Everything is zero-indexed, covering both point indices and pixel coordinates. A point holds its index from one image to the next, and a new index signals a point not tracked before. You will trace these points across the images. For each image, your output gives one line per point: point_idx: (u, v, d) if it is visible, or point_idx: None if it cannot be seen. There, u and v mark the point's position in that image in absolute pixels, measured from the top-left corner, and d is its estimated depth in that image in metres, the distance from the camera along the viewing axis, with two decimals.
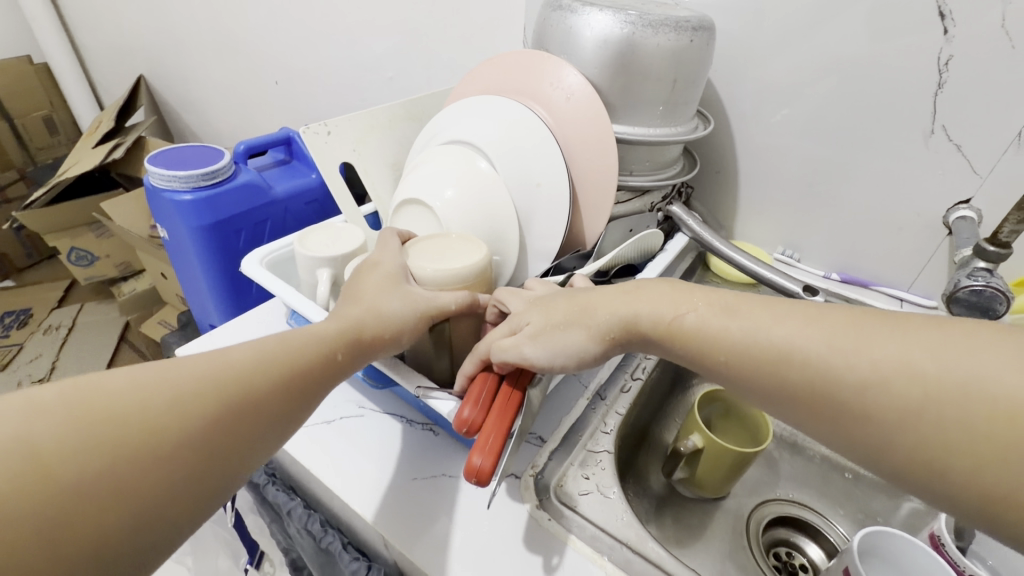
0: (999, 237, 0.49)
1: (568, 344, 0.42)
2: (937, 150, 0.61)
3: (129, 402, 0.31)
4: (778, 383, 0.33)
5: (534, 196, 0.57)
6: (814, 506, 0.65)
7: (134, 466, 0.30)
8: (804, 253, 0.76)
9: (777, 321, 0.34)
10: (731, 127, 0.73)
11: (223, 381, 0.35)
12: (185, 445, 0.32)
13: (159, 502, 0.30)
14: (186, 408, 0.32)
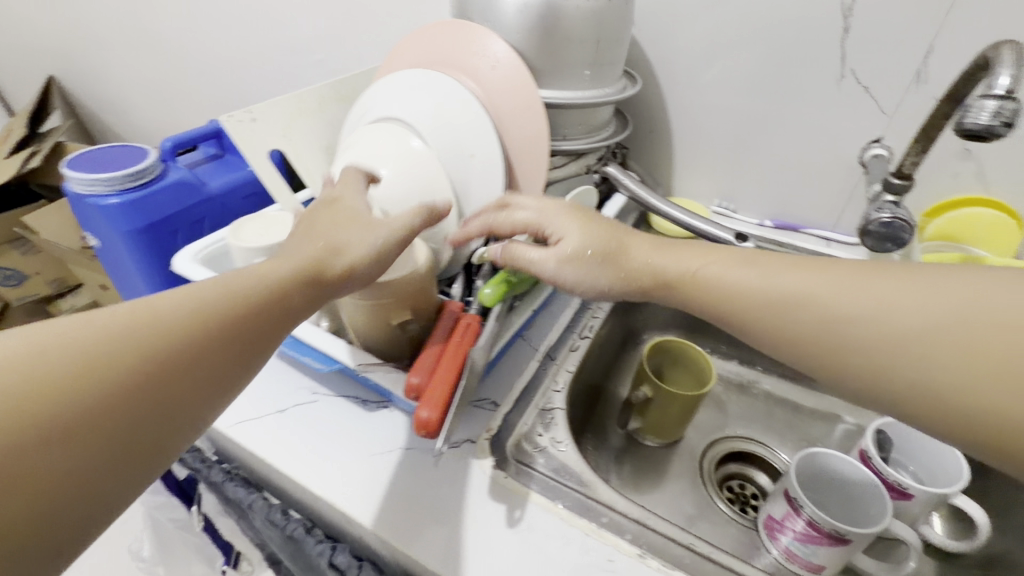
0: (901, 169, 0.53)
1: (588, 275, 0.45)
2: (849, 94, 0.64)
3: (6, 384, 0.26)
4: (790, 330, 0.37)
5: (468, 171, 0.57)
6: (761, 439, 0.70)
7: (22, 455, 0.26)
8: (739, 203, 0.79)
9: (794, 271, 0.39)
10: (660, 86, 0.74)
11: (122, 348, 0.30)
12: (90, 425, 0.28)
13: (68, 490, 0.27)
14: (79, 381, 0.28)
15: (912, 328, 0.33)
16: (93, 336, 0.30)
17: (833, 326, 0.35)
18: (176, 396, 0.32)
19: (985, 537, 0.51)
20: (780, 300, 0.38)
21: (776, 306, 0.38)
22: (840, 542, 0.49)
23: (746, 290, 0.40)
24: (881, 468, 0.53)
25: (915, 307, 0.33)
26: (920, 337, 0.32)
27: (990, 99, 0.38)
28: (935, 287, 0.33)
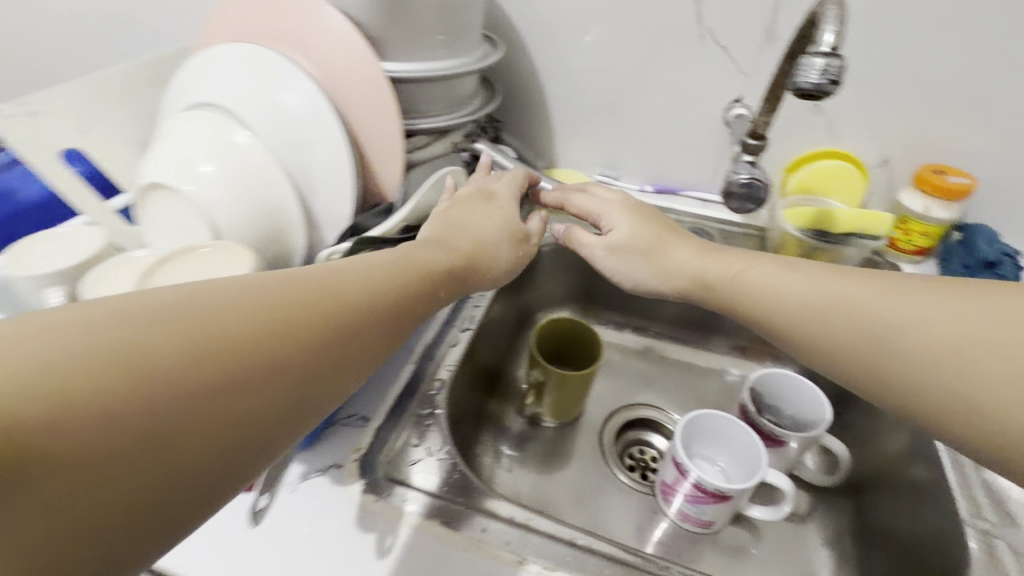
0: (756, 130, 0.53)
1: (633, 270, 0.49)
2: (708, 53, 0.64)
3: (90, 359, 0.21)
4: (821, 334, 0.39)
5: (308, 162, 0.50)
6: (657, 403, 0.71)
7: (123, 446, 0.21)
8: (621, 171, 0.78)
9: (824, 277, 0.41)
10: (529, 51, 0.70)
11: (288, 326, 0.28)
12: (234, 413, 0.24)
13: (149, 496, 0.22)
14: (133, 377, 0.22)
15: (931, 342, 0.34)
16: (280, 309, 0.28)
17: (864, 332, 0.37)
18: (314, 398, 0.28)
19: (847, 468, 0.56)
20: (813, 306, 0.40)
21: (795, 314, 0.41)
22: (722, 499, 0.51)
23: (774, 295, 0.43)
24: (759, 421, 0.56)
25: (929, 320, 0.34)
26: (931, 351, 0.34)
27: (818, 58, 0.38)
28: (955, 299, 0.34)
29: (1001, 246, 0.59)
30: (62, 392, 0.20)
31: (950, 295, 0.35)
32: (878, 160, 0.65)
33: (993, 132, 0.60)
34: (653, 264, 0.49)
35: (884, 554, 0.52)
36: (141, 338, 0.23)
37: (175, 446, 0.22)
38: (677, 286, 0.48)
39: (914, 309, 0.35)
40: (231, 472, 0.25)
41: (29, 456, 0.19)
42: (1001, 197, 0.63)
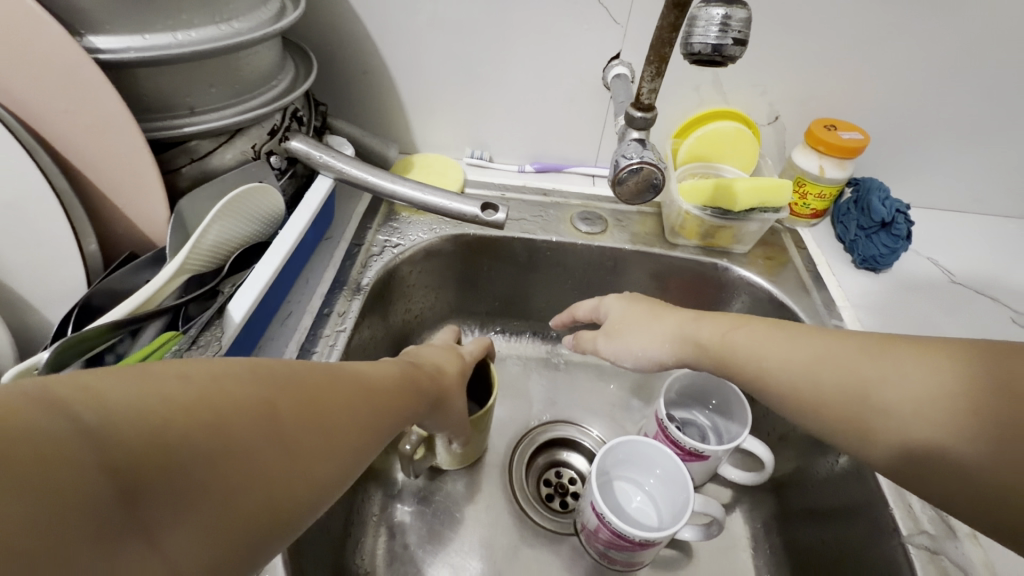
0: (642, 100, 0.43)
1: (631, 345, 0.43)
2: (576, 1, 0.52)
3: (263, 410, 0.22)
4: (818, 407, 0.33)
5: None
6: (569, 417, 0.61)
7: (254, 503, 0.20)
8: (494, 150, 0.65)
9: (806, 337, 0.35)
10: (351, 5, 0.53)
11: (379, 395, 0.29)
12: (328, 481, 0.24)
13: (254, 561, 0.20)
14: (286, 429, 0.22)
15: (914, 401, 0.30)
16: (363, 380, 0.28)
17: (851, 395, 0.32)
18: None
19: (771, 469, 0.51)
20: (800, 370, 0.34)
21: (785, 381, 0.35)
22: (650, 546, 0.44)
23: (757, 359, 0.36)
24: (677, 435, 0.49)
25: (914, 381, 0.30)
26: (923, 417, 0.29)
27: (716, 7, 0.28)
28: (942, 362, 0.30)
29: (893, 201, 0.56)
30: (226, 434, 0.20)
31: (941, 355, 0.30)
32: (769, 119, 0.59)
33: (879, 80, 0.55)
34: (655, 332, 0.42)
35: (818, 556, 0.46)
36: (276, 390, 0.23)
37: (286, 511, 0.22)
38: (678, 354, 0.40)
39: (898, 369, 0.31)
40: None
41: (195, 497, 0.18)
42: (886, 148, 0.60)
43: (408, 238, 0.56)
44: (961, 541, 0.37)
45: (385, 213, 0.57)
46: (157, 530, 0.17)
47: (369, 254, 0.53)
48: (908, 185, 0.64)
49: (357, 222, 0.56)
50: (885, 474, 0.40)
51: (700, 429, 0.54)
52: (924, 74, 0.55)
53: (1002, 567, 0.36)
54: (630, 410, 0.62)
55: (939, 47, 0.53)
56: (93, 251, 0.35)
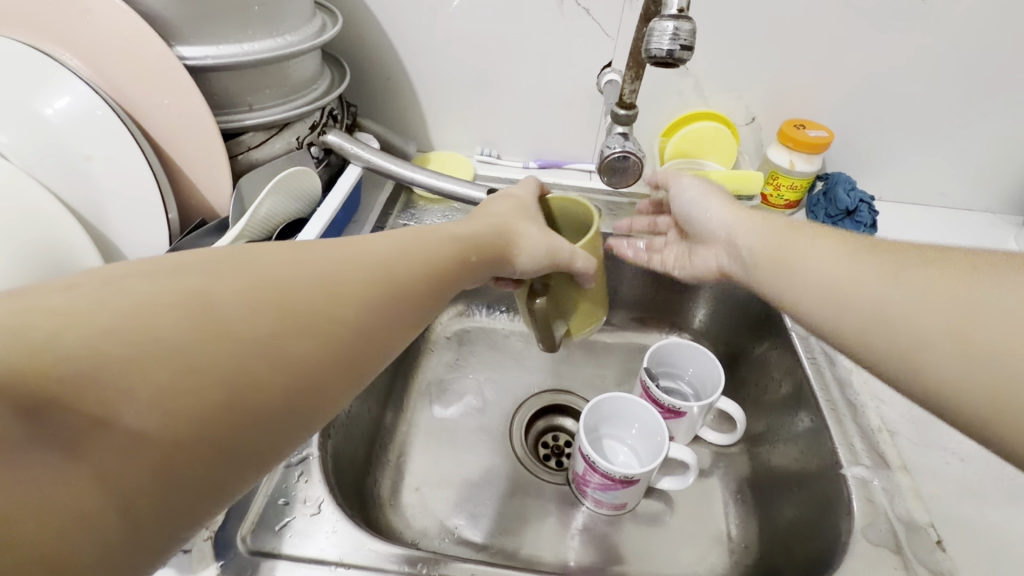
0: (624, 99, 0.50)
1: (709, 207, 0.47)
2: (572, 18, 0.60)
3: (175, 310, 0.23)
4: (809, 280, 0.37)
5: (91, 182, 0.42)
6: (565, 386, 0.68)
7: (197, 389, 0.22)
8: (502, 148, 0.73)
9: (830, 238, 0.38)
10: (378, 22, 0.62)
11: (331, 285, 0.28)
12: (290, 356, 0.25)
13: (222, 435, 0.23)
14: (205, 327, 0.23)
15: (917, 303, 0.31)
16: (326, 260, 0.28)
17: (856, 303, 0.34)
18: (366, 352, 0.28)
19: (744, 428, 0.57)
20: (813, 254, 0.37)
21: (809, 281, 0.37)
22: (630, 484, 0.50)
23: (804, 265, 0.37)
24: (658, 394, 0.55)
25: (926, 296, 0.31)
26: (926, 326, 0.30)
27: (668, 21, 0.35)
28: (969, 269, 0.31)
29: (858, 193, 0.63)
30: (146, 339, 0.22)
31: (982, 274, 0.30)
32: (747, 120, 0.66)
33: (843, 84, 0.62)
34: (727, 219, 0.45)
35: (781, 500, 0.52)
36: (200, 287, 0.24)
37: (241, 394, 0.23)
38: (732, 224, 0.45)
39: (913, 281, 0.32)
40: (283, 432, 0.25)
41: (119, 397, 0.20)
42: (854, 146, 0.67)
43: (423, 222, 0.64)
44: (893, 472, 0.44)
45: (404, 201, 0.66)
46: (88, 430, 0.20)
47: None
48: (877, 180, 0.70)
49: (379, 209, 0.64)
50: (835, 421, 0.48)
51: (682, 396, 0.60)
52: (883, 80, 0.61)
53: (928, 494, 0.43)
54: (620, 382, 0.68)
55: (894, 55, 0.60)
56: (174, 219, 0.43)
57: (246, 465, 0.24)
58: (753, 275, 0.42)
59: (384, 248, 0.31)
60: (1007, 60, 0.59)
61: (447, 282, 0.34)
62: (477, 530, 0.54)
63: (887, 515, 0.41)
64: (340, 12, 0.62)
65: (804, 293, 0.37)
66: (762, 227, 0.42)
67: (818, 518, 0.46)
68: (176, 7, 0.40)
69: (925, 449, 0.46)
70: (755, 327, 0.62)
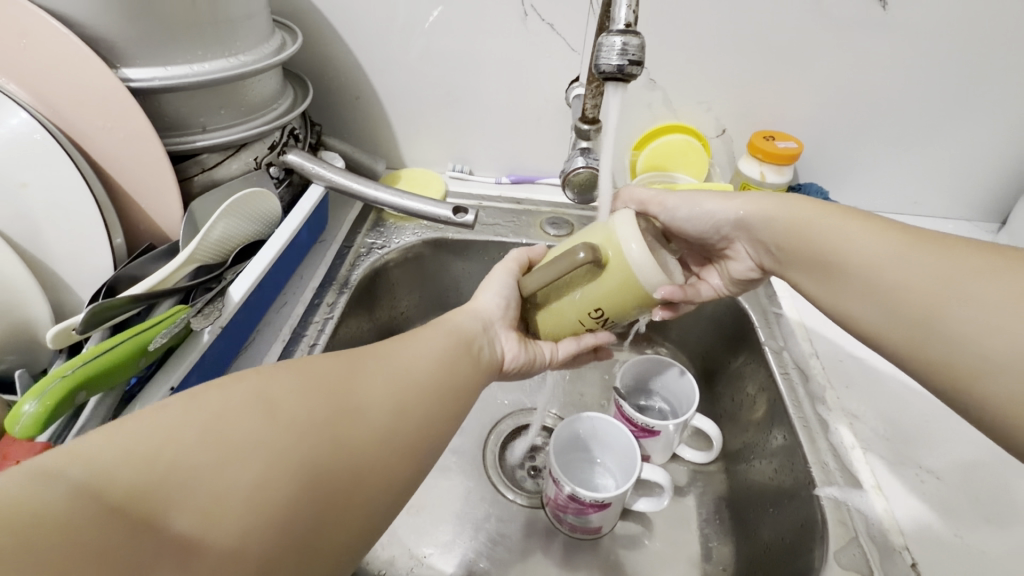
0: (587, 114, 0.49)
1: (704, 204, 0.45)
2: (537, 32, 0.60)
3: (251, 416, 0.25)
4: (875, 287, 0.36)
5: (34, 208, 0.41)
6: (541, 405, 0.66)
7: (280, 482, 0.24)
8: (474, 163, 0.72)
9: (869, 235, 0.37)
10: (343, 40, 0.62)
11: (375, 379, 0.31)
12: (354, 445, 0.27)
13: (306, 523, 0.25)
14: (274, 426, 0.25)
15: (974, 314, 0.31)
16: (360, 358, 0.31)
17: (920, 314, 0.34)
18: (415, 433, 0.30)
19: (721, 446, 0.55)
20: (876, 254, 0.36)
21: (867, 283, 0.36)
22: (603, 508, 0.48)
23: (862, 263, 0.37)
24: (631, 412, 0.53)
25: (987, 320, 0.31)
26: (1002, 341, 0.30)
27: (616, 36, 0.35)
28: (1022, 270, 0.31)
29: None
30: (234, 446, 0.24)
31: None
32: (717, 131, 0.66)
33: (812, 94, 0.62)
34: (726, 210, 0.44)
35: (756, 520, 0.50)
36: (263, 391, 0.27)
37: (316, 482, 0.25)
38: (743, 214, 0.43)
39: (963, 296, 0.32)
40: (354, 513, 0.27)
41: (216, 500, 0.22)
42: (827, 155, 0.67)
43: (392, 241, 0.63)
44: (866, 492, 0.43)
45: (373, 219, 0.64)
46: (194, 535, 0.21)
47: (357, 254, 0.60)
48: (849, 189, 0.70)
49: (347, 228, 0.63)
50: (808, 439, 0.47)
51: (660, 412, 0.59)
52: (852, 89, 0.61)
53: (902, 514, 0.42)
54: (594, 398, 0.66)
55: (862, 65, 0.59)
56: (119, 244, 0.42)
57: (323, 556, 0.26)
58: (784, 268, 0.42)
59: (406, 347, 0.34)
60: (976, 68, 0.59)
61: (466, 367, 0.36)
62: (449, 559, 0.52)
63: (861, 537, 0.40)
64: (304, 30, 0.61)
65: (833, 272, 0.38)
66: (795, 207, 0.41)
67: (794, 541, 0.44)
68: (119, 29, 0.39)
69: (900, 467, 0.45)
70: (729, 340, 0.61)
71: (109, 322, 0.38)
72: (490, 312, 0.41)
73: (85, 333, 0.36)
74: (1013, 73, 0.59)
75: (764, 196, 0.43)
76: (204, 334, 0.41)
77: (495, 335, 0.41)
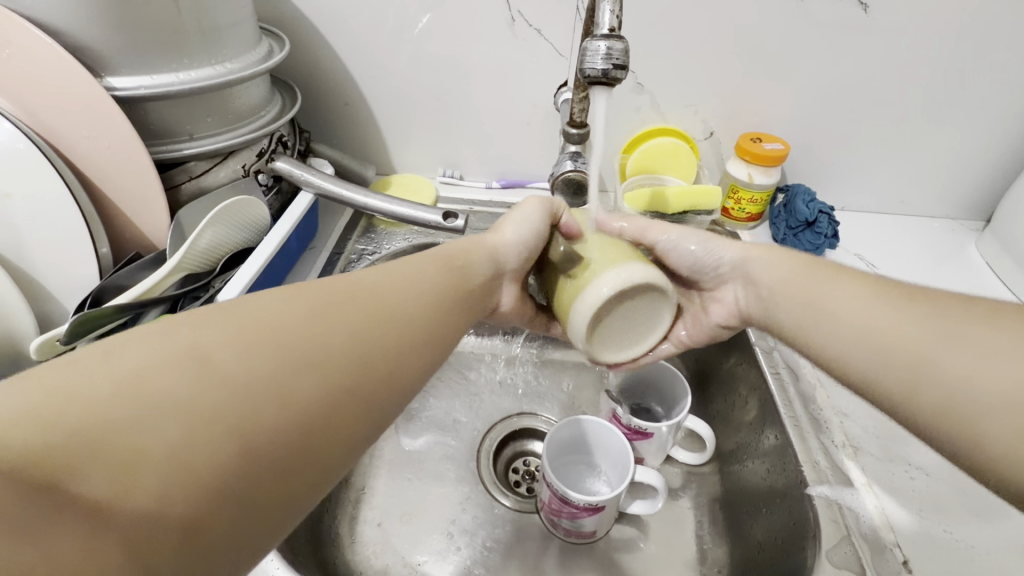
0: (575, 119, 0.50)
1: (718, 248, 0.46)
2: (525, 38, 0.60)
3: (181, 368, 0.22)
4: (848, 333, 0.35)
5: (17, 218, 0.40)
6: (534, 409, 0.66)
7: (215, 440, 0.22)
8: (464, 169, 0.72)
9: (836, 286, 0.37)
10: (331, 47, 0.62)
11: (332, 329, 0.28)
12: (302, 394, 0.25)
13: (245, 477, 0.23)
14: (206, 377, 0.23)
15: (964, 355, 0.30)
16: (320, 296, 0.29)
17: (908, 357, 0.32)
18: (374, 379, 0.28)
19: (713, 448, 0.55)
20: (852, 303, 0.36)
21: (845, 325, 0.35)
22: (596, 511, 0.48)
23: (833, 309, 0.37)
24: (623, 415, 0.53)
25: (963, 362, 0.30)
26: (998, 383, 0.28)
27: (600, 41, 0.35)
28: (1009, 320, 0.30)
29: (817, 204, 0.64)
30: (156, 398, 0.21)
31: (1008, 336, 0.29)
32: (705, 134, 0.66)
33: (797, 97, 0.63)
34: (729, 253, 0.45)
35: (749, 521, 0.50)
36: (198, 340, 0.24)
37: (255, 436, 0.23)
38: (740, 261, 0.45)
39: (947, 337, 0.31)
40: (304, 467, 0.25)
41: (133, 455, 0.20)
42: (814, 156, 0.67)
43: (383, 247, 0.62)
44: (857, 490, 0.43)
45: (363, 225, 0.64)
46: (105, 496, 0.19)
47: (347, 261, 0.60)
48: (836, 189, 0.71)
49: (338, 234, 0.63)
50: (799, 438, 0.47)
51: (653, 415, 0.59)
52: (837, 91, 0.62)
53: (892, 511, 0.42)
54: (586, 401, 0.67)
55: (845, 67, 0.60)
56: (104, 254, 0.42)
57: (270, 510, 0.24)
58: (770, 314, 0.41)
59: (376, 289, 0.31)
60: (955, 71, 0.60)
61: (449, 317, 0.34)
62: (443, 566, 0.51)
63: (852, 535, 0.40)
64: (291, 37, 0.61)
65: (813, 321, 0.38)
66: (794, 265, 0.41)
67: (785, 541, 0.44)
68: (104, 38, 0.39)
69: (889, 465, 0.46)
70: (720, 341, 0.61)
71: (95, 332, 0.38)
72: (507, 253, 0.42)
73: (69, 343, 0.36)
74: (992, 75, 0.60)
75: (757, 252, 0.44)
76: None
77: (499, 281, 0.41)
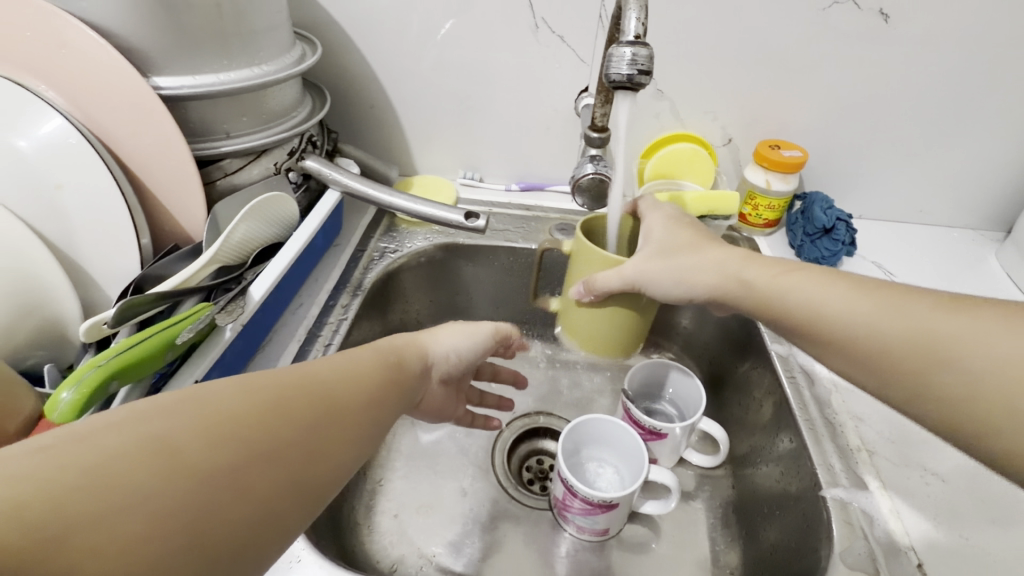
0: (597, 123, 0.51)
1: (681, 268, 0.43)
2: (547, 44, 0.62)
3: (149, 457, 0.20)
4: (868, 342, 0.35)
5: (65, 208, 0.42)
6: (549, 409, 0.67)
7: (171, 540, 0.19)
8: (484, 171, 0.74)
9: (829, 290, 0.38)
10: (360, 51, 0.64)
11: (304, 415, 0.26)
12: (264, 492, 0.23)
13: None
14: (178, 468, 0.21)
15: (990, 366, 0.30)
16: (279, 381, 0.27)
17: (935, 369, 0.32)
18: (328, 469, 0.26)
19: (727, 450, 0.56)
20: (860, 309, 0.36)
21: (870, 341, 0.35)
22: (610, 508, 0.49)
23: (841, 316, 0.36)
24: (638, 416, 0.54)
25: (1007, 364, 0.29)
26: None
27: (625, 47, 0.36)
28: None
29: (835, 211, 0.64)
30: (122, 491, 0.19)
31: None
32: (723, 141, 0.67)
33: (817, 106, 0.63)
34: (699, 287, 0.43)
35: (762, 524, 0.50)
36: (168, 428, 0.22)
37: (213, 541, 0.21)
38: (722, 287, 0.43)
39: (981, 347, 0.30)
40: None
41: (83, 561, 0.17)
42: (832, 164, 0.68)
43: (404, 245, 0.64)
44: (872, 494, 0.44)
45: (386, 224, 0.66)
46: None
47: (370, 258, 0.62)
48: (855, 198, 0.71)
49: (361, 232, 0.65)
50: (814, 441, 0.47)
51: (666, 417, 0.60)
52: (856, 101, 0.63)
53: (907, 515, 0.43)
54: (600, 402, 0.67)
55: (864, 76, 0.61)
56: (145, 245, 0.44)
57: None
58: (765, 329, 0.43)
59: (338, 374, 0.30)
60: (975, 82, 0.60)
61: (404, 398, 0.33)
62: (458, 558, 0.52)
63: (867, 537, 0.41)
64: (323, 43, 0.64)
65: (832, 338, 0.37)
66: (780, 270, 0.41)
67: (797, 543, 0.44)
68: (154, 40, 0.41)
69: (904, 469, 0.46)
70: (735, 347, 0.62)
71: (137, 318, 0.39)
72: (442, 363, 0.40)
73: (114, 327, 0.37)
74: (1011, 87, 0.60)
75: (729, 256, 0.43)
76: (226, 330, 0.43)
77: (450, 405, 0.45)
